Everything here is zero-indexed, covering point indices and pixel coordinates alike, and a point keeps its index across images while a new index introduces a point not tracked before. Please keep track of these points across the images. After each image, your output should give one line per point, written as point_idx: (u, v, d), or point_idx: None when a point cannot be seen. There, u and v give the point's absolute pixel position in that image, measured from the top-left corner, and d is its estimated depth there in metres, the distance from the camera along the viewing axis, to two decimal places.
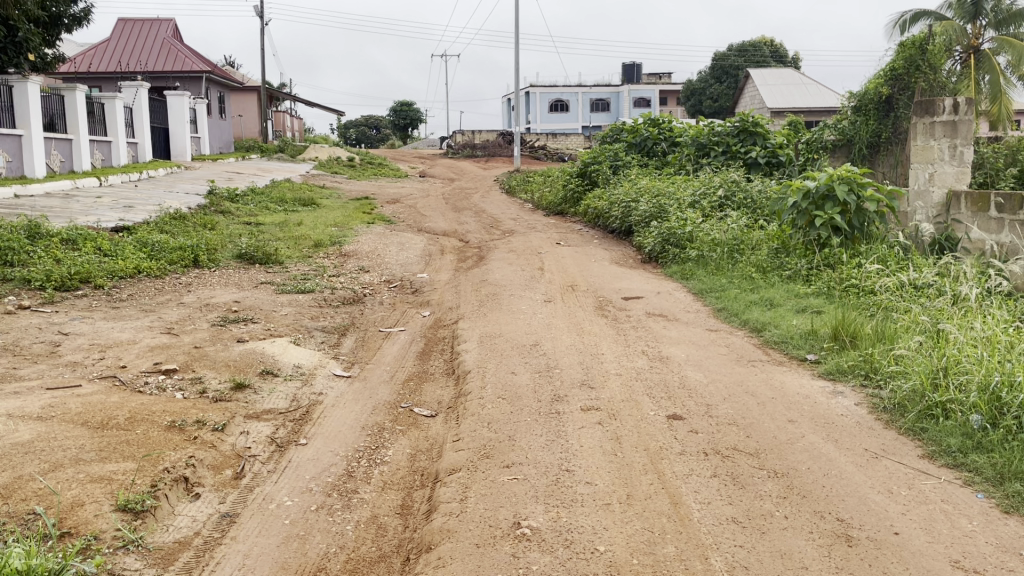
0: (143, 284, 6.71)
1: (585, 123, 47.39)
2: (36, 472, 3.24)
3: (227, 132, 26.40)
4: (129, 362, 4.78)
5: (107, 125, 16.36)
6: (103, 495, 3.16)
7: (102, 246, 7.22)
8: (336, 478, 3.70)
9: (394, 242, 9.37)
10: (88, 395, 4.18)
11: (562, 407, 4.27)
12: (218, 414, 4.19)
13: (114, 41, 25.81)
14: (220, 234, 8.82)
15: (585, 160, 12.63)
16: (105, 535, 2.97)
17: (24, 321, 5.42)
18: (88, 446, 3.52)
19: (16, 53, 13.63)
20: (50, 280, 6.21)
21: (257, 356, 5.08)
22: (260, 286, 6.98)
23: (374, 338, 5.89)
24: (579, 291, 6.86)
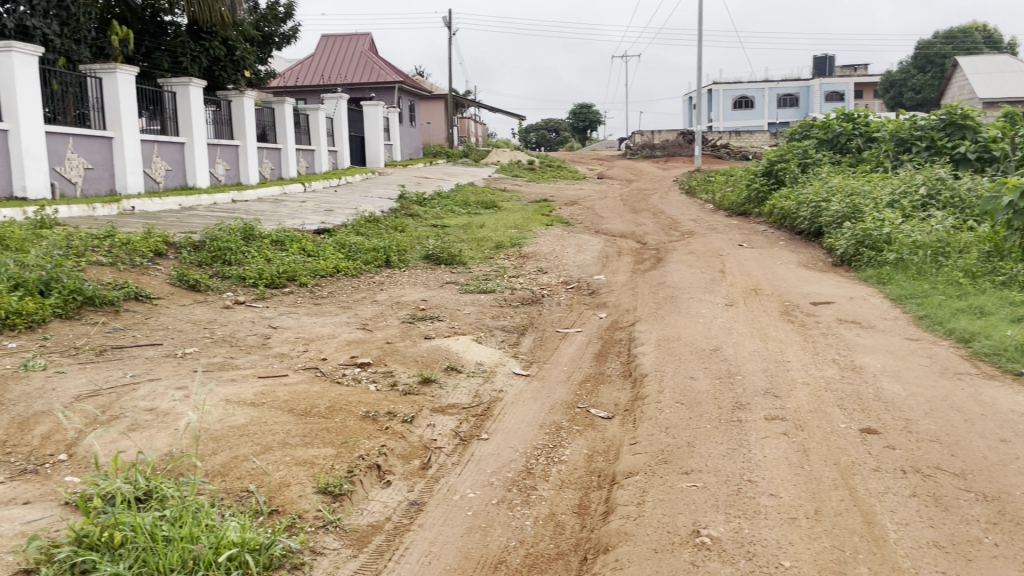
0: (341, 283, 7.21)
1: (771, 120, 45.56)
2: (250, 453, 3.58)
3: (416, 138, 27.75)
4: (328, 354, 5.16)
5: (311, 135, 17.70)
6: (306, 477, 3.45)
7: (306, 248, 7.85)
8: (515, 474, 3.81)
9: (572, 243, 9.46)
10: (293, 384, 4.56)
11: (744, 414, 4.15)
12: (407, 407, 4.44)
13: (318, 56, 27.95)
14: (409, 236, 9.30)
15: (769, 158, 12.05)
16: (308, 514, 3.23)
17: (240, 315, 5.99)
18: (294, 431, 3.85)
19: (234, 70, 14.82)
20: (261, 278, 6.82)
21: (442, 353, 5.31)
22: (445, 285, 7.30)
23: (552, 338, 5.99)
24: (763, 295, 6.62)
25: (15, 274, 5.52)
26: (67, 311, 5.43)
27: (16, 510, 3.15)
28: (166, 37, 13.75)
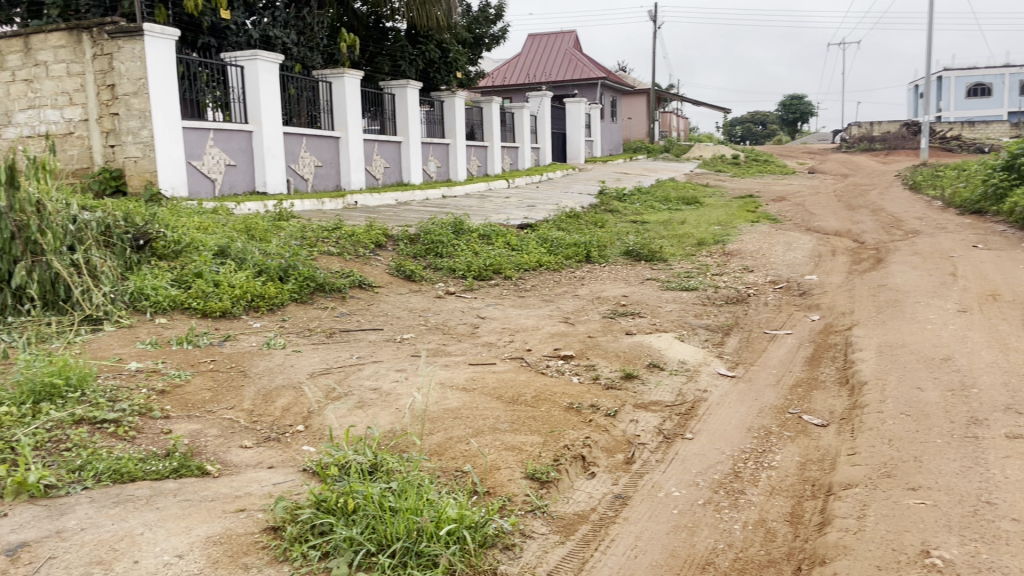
0: (544, 276, 7.37)
1: (1011, 108, 41.03)
2: (463, 435, 3.77)
3: (616, 134, 27.74)
4: (533, 346, 5.30)
5: (515, 132, 18.20)
6: (515, 462, 3.58)
7: (510, 242, 8.11)
8: (722, 476, 3.72)
9: (780, 241, 9.05)
10: (501, 372, 4.73)
11: (980, 431, 3.79)
12: (611, 401, 4.47)
13: (525, 55, 28.72)
14: (610, 232, 9.33)
15: (1012, 151, 10.87)
16: (517, 498, 3.34)
17: (450, 304, 6.30)
18: (503, 417, 4.00)
19: (447, 72, 15.52)
20: (470, 270, 7.12)
21: (644, 349, 5.29)
22: (646, 282, 7.25)
23: (759, 339, 5.77)
24: (1002, 301, 5.99)
25: (259, 262, 6.16)
26: (301, 296, 5.98)
27: (262, 472, 3.54)
28: (387, 42, 14.67)
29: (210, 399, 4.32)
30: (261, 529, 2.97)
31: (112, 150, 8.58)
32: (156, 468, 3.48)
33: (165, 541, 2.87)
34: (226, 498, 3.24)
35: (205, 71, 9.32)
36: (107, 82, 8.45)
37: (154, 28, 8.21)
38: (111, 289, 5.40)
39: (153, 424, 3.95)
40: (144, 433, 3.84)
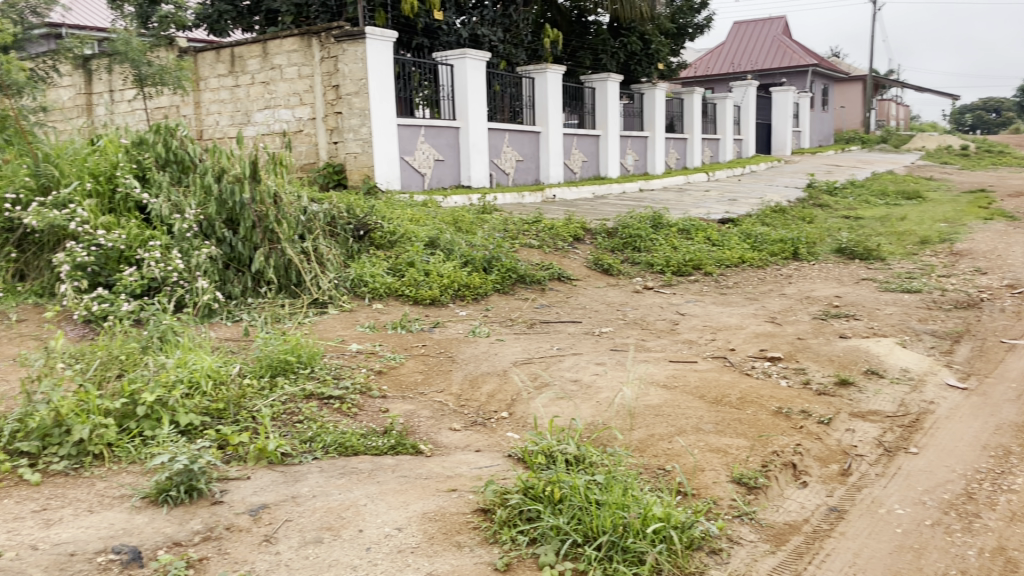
0: (747, 273, 7.10)
1: None
2: (667, 433, 3.72)
3: (827, 124, 26.18)
4: (737, 345, 5.12)
5: (717, 124, 17.71)
6: (720, 465, 3.48)
7: (711, 237, 7.89)
8: (954, 496, 3.41)
9: (1019, 241, 8.13)
10: (704, 371, 4.61)
11: None
12: (824, 408, 4.22)
13: (729, 43, 27.81)
14: (819, 228, 8.82)
15: None
16: (723, 502, 3.24)
17: (649, 299, 6.23)
18: (707, 418, 3.90)
19: (649, 64, 15.32)
20: (669, 265, 7.00)
21: (860, 354, 4.96)
22: (860, 282, 6.79)
23: (995, 349, 5.22)
24: None
25: (466, 253, 6.42)
26: (504, 287, 6.16)
27: (470, 455, 3.68)
28: (589, 35, 14.69)
29: (421, 382, 4.55)
30: (472, 510, 3.10)
31: (334, 146, 9.26)
32: (376, 444, 3.72)
33: (385, 514, 3.07)
34: (439, 477, 3.41)
35: (418, 71, 9.82)
36: (332, 83, 9.12)
37: (375, 31, 8.75)
38: (334, 276, 5.84)
39: (372, 402, 4.23)
40: (364, 410, 4.12)
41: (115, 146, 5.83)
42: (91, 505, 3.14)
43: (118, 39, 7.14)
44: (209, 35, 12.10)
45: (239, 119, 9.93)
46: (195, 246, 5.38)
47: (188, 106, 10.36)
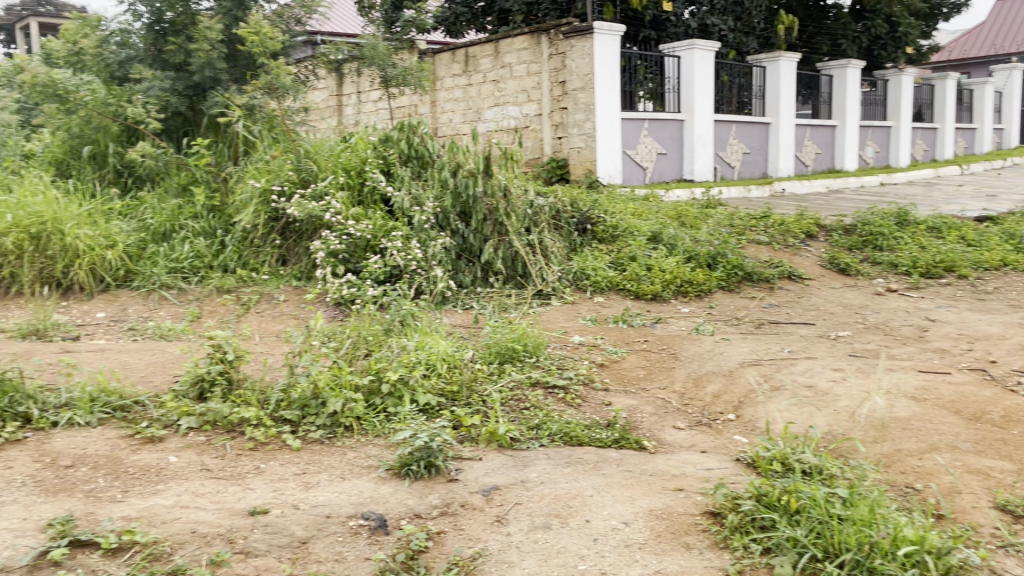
0: (1011, 278, 6.34)
1: None
2: (916, 449, 3.41)
3: None
4: (1000, 357, 4.59)
5: (973, 113, 16.14)
6: (981, 488, 3.12)
7: (966, 236, 7.14)
8: None
9: None
10: (960, 383, 4.17)
11: None
12: None
13: (990, 22, 25.04)
14: None
15: None
16: (984, 529, 2.89)
17: (893, 303, 5.75)
18: (964, 436, 3.53)
19: (895, 48, 14.07)
20: (915, 266, 6.43)
21: None
22: None
23: None
24: None
25: (690, 248, 6.30)
26: (729, 284, 5.97)
27: (696, 455, 3.60)
28: (827, 20, 13.69)
29: (644, 377, 4.52)
30: (701, 512, 3.03)
31: (559, 141, 9.43)
32: (600, 436, 3.74)
33: (612, 507, 3.08)
34: (665, 475, 3.36)
35: (644, 64, 9.74)
36: (559, 78, 9.27)
37: (603, 26, 8.80)
38: (559, 268, 5.96)
39: (595, 394, 4.26)
40: (588, 402, 4.16)
41: (364, 143, 6.31)
42: (344, 472, 3.42)
43: (367, 43, 7.71)
44: (446, 36, 12.75)
45: (471, 116, 10.40)
46: (432, 237, 5.70)
47: (425, 105, 11.01)
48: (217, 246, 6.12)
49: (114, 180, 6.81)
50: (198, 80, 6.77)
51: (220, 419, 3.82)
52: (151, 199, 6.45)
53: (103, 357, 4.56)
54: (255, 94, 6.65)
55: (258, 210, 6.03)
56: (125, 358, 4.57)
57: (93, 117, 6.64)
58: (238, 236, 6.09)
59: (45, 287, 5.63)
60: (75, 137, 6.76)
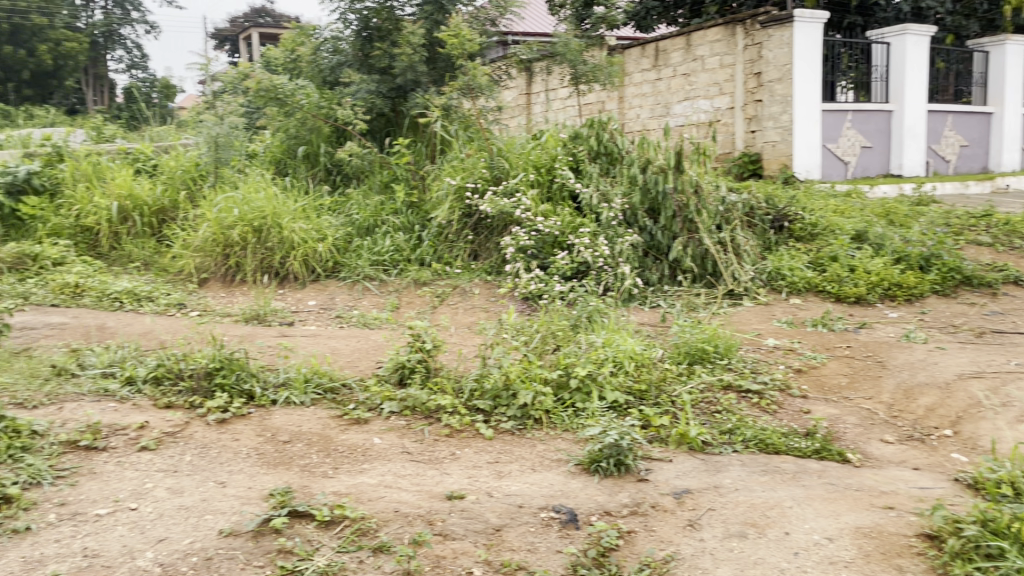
0: None
1: None
2: None
3: None
4: None
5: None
6: None
7: None
8: None
9: None
10: None
11: None
12: None
13: None
14: None
15: None
16: None
17: None
18: None
19: None
20: None
21: None
22: None
23: None
24: None
25: (899, 249, 5.86)
26: (944, 289, 5.49)
27: (907, 473, 3.34)
28: None
29: (847, 385, 4.25)
30: (916, 534, 2.81)
31: (751, 135, 9.06)
32: (799, 445, 3.56)
33: (813, 521, 2.92)
34: (872, 492, 3.14)
35: (847, 52, 9.17)
36: (754, 70, 8.92)
37: (804, 13, 8.37)
38: (751, 267, 5.73)
39: (792, 401, 4.06)
40: (784, 409, 3.97)
41: (555, 140, 6.38)
42: (534, 464, 3.48)
43: (559, 41, 7.79)
44: (636, 31, 12.66)
45: (660, 111, 10.27)
46: (620, 234, 5.68)
47: (613, 101, 10.99)
48: (414, 240, 6.43)
49: (325, 177, 7.33)
50: (401, 82, 7.12)
51: (418, 405, 4.02)
52: (357, 196, 6.89)
53: (315, 341, 4.93)
54: (452, 94, 6.92)
55: (453, 206, 6.27)
56: (333, 344, 4.91)
57: (308, 119, 7.18)
58: (434, 231, 6.36)
59: (265, 275, 6.16)
60: (292, 138, 7.34)
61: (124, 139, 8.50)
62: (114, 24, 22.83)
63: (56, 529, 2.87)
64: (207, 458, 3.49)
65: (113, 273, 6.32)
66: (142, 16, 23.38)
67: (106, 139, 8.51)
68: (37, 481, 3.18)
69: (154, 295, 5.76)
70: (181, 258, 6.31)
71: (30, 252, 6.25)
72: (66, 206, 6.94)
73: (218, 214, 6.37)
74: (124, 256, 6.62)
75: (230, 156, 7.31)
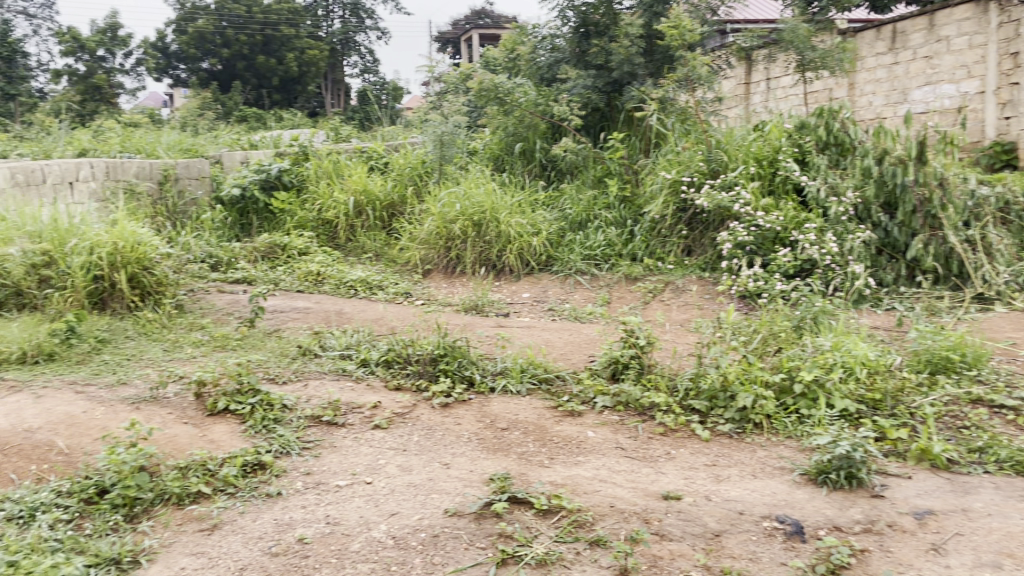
0: None
1: None
2: None
3: None
4: None
5: None
6: None
7: None
8: None
9: None
10: None
11: None
12: None
13: None
14: None
15: None
16: None
17: None
18: None
19: None
20: None
21: None
22: None
23: None
24: None
25: None
26: None
27: None
28: None
29: None
30: None
31: (1005, 122, 8.14)
32: None
33: None
34: None
35: None
36: (1011, 49, 7.98)
37: None
38: (1006, 269, 5.15)
39: None
40: None
41: (778, 131, 6.09)
42: (755, 470, 3.34)
43: (785, 28, 7.41)
44: (871, 13, 11.78)
45: (895, 98, 9.51)
46: (850, 230, 5.32)
47: (842, 88, 10.31)
48: (627, 235, 6.41)
49: (540, 173, 7.49)
50: (617, 76, 7.10)
51: (632, 401, 3.99)
52: (571, 191, 6.98)
53: (531, 332, 5.06)
54: (670, 87, 6.80)
55: (667, 200, 6.16)
56: (548, 336, 5.01)
57: (526, 116, 7.41)
58: (647, 225, 6.30)
59: (483, 267, 6.40)
60: (510, 135, 7.58)
61: (359, 140, 9.19)
62: (350, 32, 24.65)
63: (303, 497, 3.14)
64: (432, 440, 3.68)
65: (348, 263, 6.86)
66: (374, 23, 25.10)
67: (344, 138, 9.24)
68: (287, 451, 3.51)
69: (384, 284, 6.18)
70: (408, 250, 6.71)
71: (280, 243, 6.93)
72: (310, 201, 7.62)
73: (442, 209, 6.70)
74: (358, 247, 7.18)
75: (453, 153, 7.67)
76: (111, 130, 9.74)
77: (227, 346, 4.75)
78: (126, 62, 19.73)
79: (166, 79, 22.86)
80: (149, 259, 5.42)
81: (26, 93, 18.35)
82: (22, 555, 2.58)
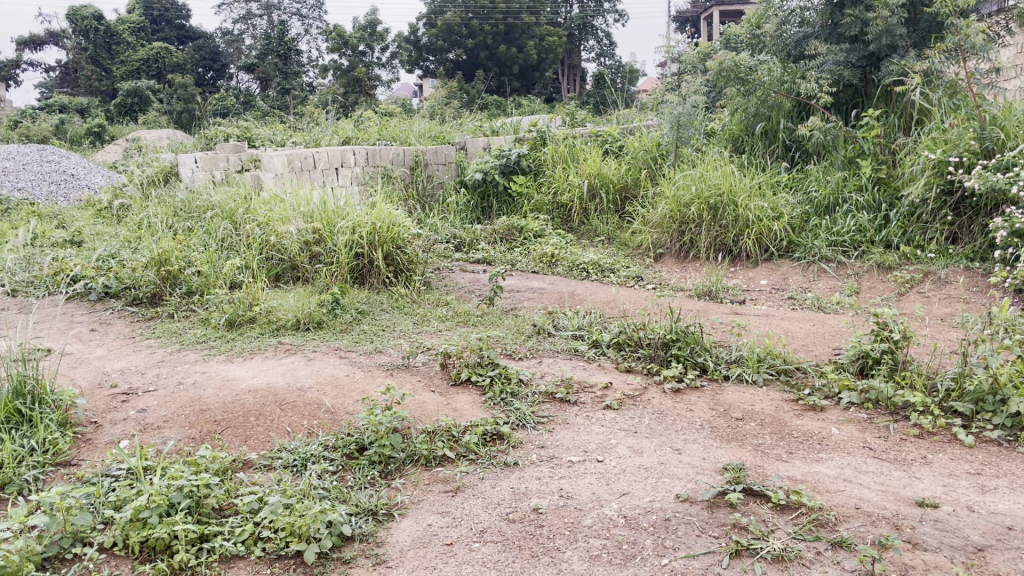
0: None
1: None
2: None
3: None
4: None
5: None
6: None
7: None
8: None
9: None
10: None
11: None
12: None
13: None
14: None
15: None
16: None
17: None
18: None
19: None
20: None
21: None
22: None
23: None
24: None
25: None
26: None
27: None
28: None
29: None
30: None
31: None
32: None
33: None
34: None
35: None
36: None
37: None
38: None
39: None
40: None
41: None
42: None
43: None
44: None
45: None
46: None
47: None
48: (880, 220, 5.95)
49: (783, 154, 7.18)
50: (874, 49, 6.57)
51: (883, 399, 3.72)
52: (817, 172, 6.60)
53: (769, 320, 4.88)
54: (937, 58, 6.18)
55: (930, 182, 5.62)
56: (788, 325, 4.79)
57: (769, 95, 7.09)
58: (904, 211, 5.81)
59: (718, 253, 6.25)
60: (751, 116, 7.31)
61: (595, 124, 9.29)
62: (588, 17, 25.10)
63: (538, 469, 3.27)
64: (664, 424, 3.67)
65: (582, 245, 7.00)
66: (613, 7, 25.11)
67: (579, 122, 9.37)
68: (523, 424, 3.66)
69: (616, 267, 6.22)
70: (641, 234, 6.76)
71: (517, 225, 7.22)
72: (546, 185, 7.85)
73: (677, 192, 6.59)
74: (591, 230, 7.32)
75: (690, 134, 7.52)
76: (369, 119, 10.60)
77: (469, 321, 5.04)
78: (383, 55, 21.38)
79: (417, 70, 24.45)
80: (402, 238, 5.88)
81: (299, 87, 20.45)
82: (297, 499, 2.86)
